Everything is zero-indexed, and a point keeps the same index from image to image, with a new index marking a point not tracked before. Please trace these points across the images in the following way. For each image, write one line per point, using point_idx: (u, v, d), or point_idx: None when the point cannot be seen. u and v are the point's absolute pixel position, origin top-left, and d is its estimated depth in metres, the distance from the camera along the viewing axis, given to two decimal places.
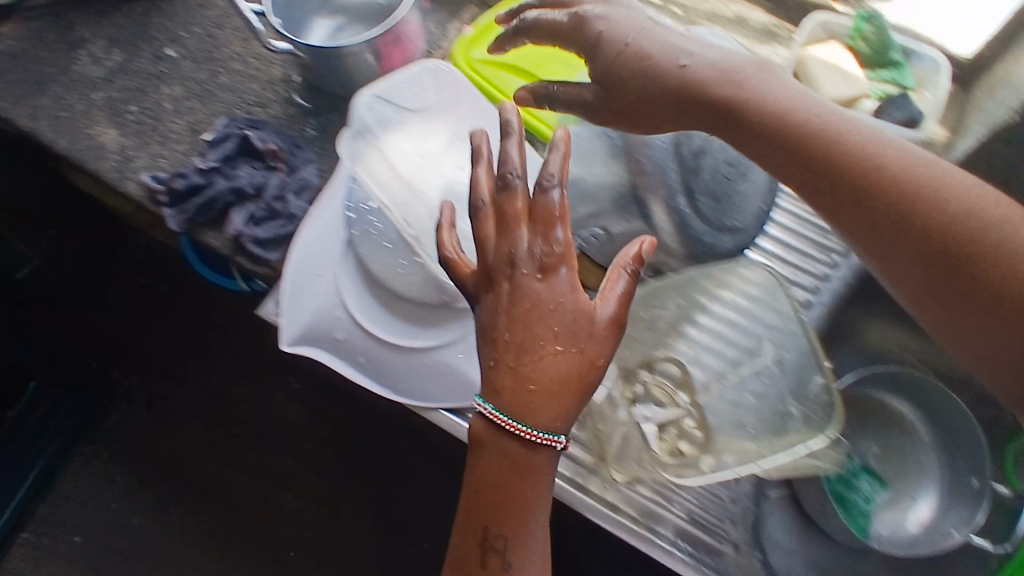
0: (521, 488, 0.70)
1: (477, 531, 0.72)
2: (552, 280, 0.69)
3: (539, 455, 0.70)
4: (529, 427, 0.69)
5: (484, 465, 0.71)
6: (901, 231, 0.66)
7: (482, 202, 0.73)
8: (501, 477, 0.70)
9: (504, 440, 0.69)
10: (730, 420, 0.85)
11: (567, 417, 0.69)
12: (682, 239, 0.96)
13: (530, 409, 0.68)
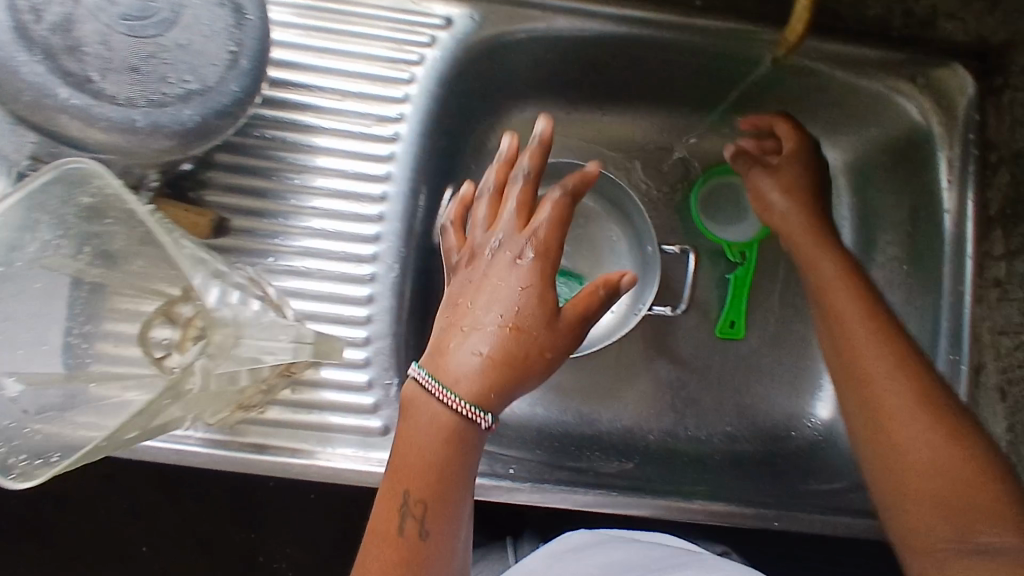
0: (436, 535, 0.50)
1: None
2: (494, 328, 0.50)
3: (453, 491, 0.51)
4: (445, 450, 0.50)
5: (383, 527, 0.50)
6: (870, 380, 0.57)
7: (485, 189, 0.58)
8: (382, 523, 0.50)
9: (413, 492, 0.50)
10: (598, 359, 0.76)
11: (464, 463, 0.51)
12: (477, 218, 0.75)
13: (421, 470, 0.50)
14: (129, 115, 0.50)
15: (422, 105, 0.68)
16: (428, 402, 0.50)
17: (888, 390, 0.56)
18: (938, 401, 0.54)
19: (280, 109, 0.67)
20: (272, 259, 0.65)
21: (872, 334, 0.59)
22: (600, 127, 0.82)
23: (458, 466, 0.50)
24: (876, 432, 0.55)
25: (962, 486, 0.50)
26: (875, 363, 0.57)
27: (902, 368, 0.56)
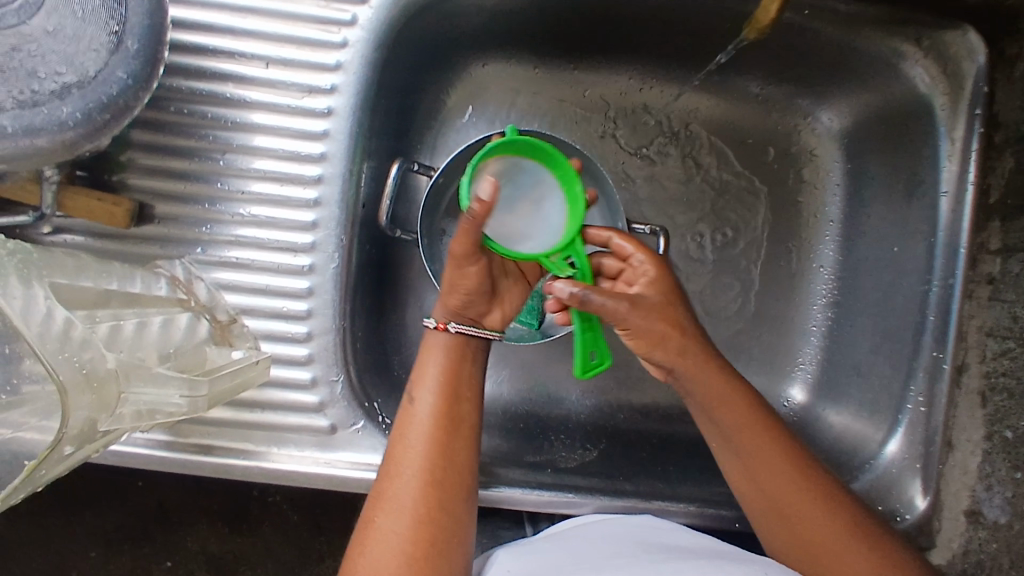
0: (453, 442, 0.55)
1: (422, 515, 0.52)
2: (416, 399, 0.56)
3: (462, 403, 0.56)
4: (457, 350, 0.57)
5: (397, 448, 0.54)
6: (772, 453, 0.57)
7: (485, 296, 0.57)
8: (415, 437, 0.54)
9: (425, 395, 0.56)
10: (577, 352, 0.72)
11: (476, 370, 0.58)
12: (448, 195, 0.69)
13: (432, 382, 0.56)
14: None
15: (358, 73, 0.61)
16: (431, 336, 0.58)
17: (785, 452, 0.57)
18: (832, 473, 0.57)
19: (199, 81, 0.59)
20: (201, 249, 0.60)
21: (756, 390, 0.59)
22: (574, 85, 0.75)
23: (467, 366, 0.58)
24: (770, 494, 0.55)
25: (855, 533, 0.53)
26: (774, 431, 0.58)
27: (792, 435, 0.58)
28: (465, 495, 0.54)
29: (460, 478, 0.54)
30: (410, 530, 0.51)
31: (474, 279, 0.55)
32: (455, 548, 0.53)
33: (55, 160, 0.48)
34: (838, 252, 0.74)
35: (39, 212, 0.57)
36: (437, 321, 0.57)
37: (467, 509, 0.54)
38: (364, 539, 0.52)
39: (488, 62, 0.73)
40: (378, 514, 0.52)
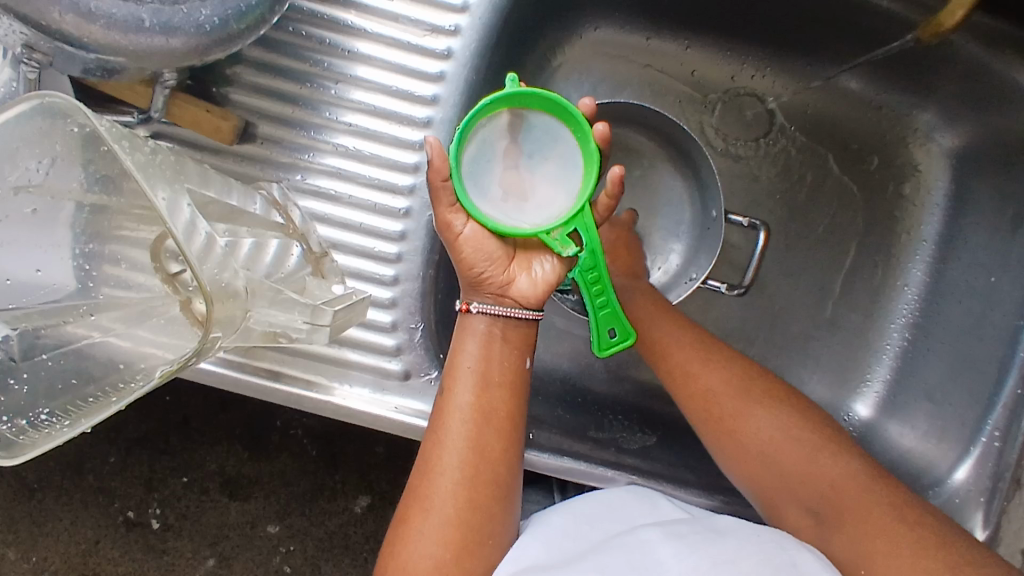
0: (487, 435, 0.56)
1: (458, 512, 0.54)
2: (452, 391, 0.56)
3: (498, 396, 0.57)
4: (492, 343, 0.58)
5: (433, 439, 0.56)
6: (713, 403, 0.60)
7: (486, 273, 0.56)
8: (451, 433, 0.56)
9: (460, 389, 0.56)
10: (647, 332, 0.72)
11: (511, 357, 0.58)
12: None
13: (466, 376, 0.56)
14: (135, 14, 0.42)
15: (482, 19, 0.59)
16: (470, 323, 0.58)
17: (729, 404, 0.60)
18: (800, 410, 0.59)
19: (321, 3, 0.58)
20: (299, 176, 0.59)
21: (696, 353, 0.62)
22: (683, 62, 0.73)
23: (501, 354, 0.57)
24: (726, 442, 0.59)
25: (820, 466, 0.56)
26: (719, 389, 0.60)
27: (728, 384, 0.61)
28: (501, 485, 0.56)
29: (493, 470, 0.55)
30: (445, 529, 0.54)
31: (469, 248, 0.55)
32: (493, 533, 0.55)
33: (188, 61, 0.46)
34: (927, 273, 0.72)
35: (144, 114, 0.56)
36: (461, 303, 0.58)
37: (506, 495, 0.56)
38: (404, 531, 0.55)
39: (601, 28, 0.71)
40: (419, 506, 0.55)
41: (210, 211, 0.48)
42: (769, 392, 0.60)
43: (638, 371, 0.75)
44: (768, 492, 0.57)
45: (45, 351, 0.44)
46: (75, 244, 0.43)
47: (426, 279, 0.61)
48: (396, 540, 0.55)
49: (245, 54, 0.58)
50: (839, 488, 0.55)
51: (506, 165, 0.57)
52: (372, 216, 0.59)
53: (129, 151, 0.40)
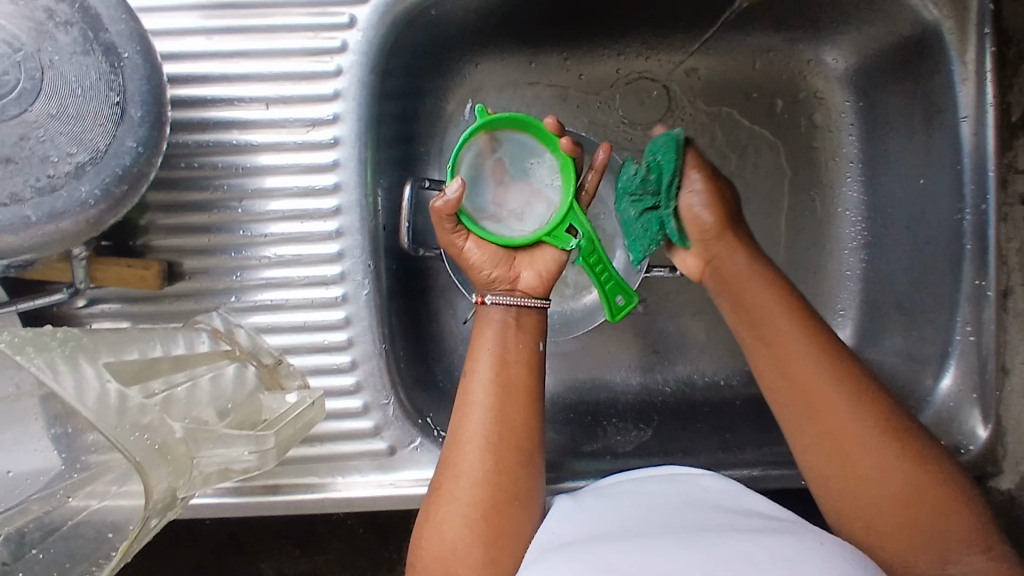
0: (513, 405, 0.54)
1: (488, 478, 0.52)
2: (477, 362, 0.56)
3: (521, 364, 0.56)
4: (512, 316, 0.57)
5: (461, 411, 0.55)
6: (814, 408, 0.53)
7: (485, 269, 0.57)
8: (475, 404, 0.54)
9: (480, 362, 0.56)
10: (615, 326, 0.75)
11: (529, 331, 0.57)
12: None
13: (486, 349, 0.56)
14: (21, 214, 0.45)
15: (358, 99, 0.60)
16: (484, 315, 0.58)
17: (835, 411, 0.53)
18: (909, 437, 0.52)
19: (204, 131, 0.60)
20: (235, 297, 0.61)
21: (797, 348, 0.55)
22: (567, 69, 0.74)
23: (519, 333, 0.57)
24: (830, 449, 0.52)
25: (905, 497, 0.50)
26: (831, 387, 0.53)
27: (841, 392, 0.53)
28: (532, 450, 0.54)
29: (525, 437, 0.54)
30: (475, 494, 0.52)
31: (475, 257, 0.57)
32: (525, 498, 0.53)
33: (82, 240, 0.48)
34: (862, 192, 0.73)
35: (72, 287, 0.58)
36: (477, 297, 0.58)
37: (536, 463, 0.54)
38: (437, 497, 0.53)
39: (483, 62, 0.72)
40: (449, 473, 0.53)
41: (160, 368, 0.51)
42: (885, 417, 0.52)
43: (621, 370, 0.76)
44: (846, 505, 0.52)
45: (34, 545, 0.45)
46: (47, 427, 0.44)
47: (384, 355, 0.62)
48: (429, 509, 0.53)
49: (151, 200, 0.60)
50: (911, 521, 0.50)
51: (497, 183, 0.61)
52: (314, 314, 0.62)
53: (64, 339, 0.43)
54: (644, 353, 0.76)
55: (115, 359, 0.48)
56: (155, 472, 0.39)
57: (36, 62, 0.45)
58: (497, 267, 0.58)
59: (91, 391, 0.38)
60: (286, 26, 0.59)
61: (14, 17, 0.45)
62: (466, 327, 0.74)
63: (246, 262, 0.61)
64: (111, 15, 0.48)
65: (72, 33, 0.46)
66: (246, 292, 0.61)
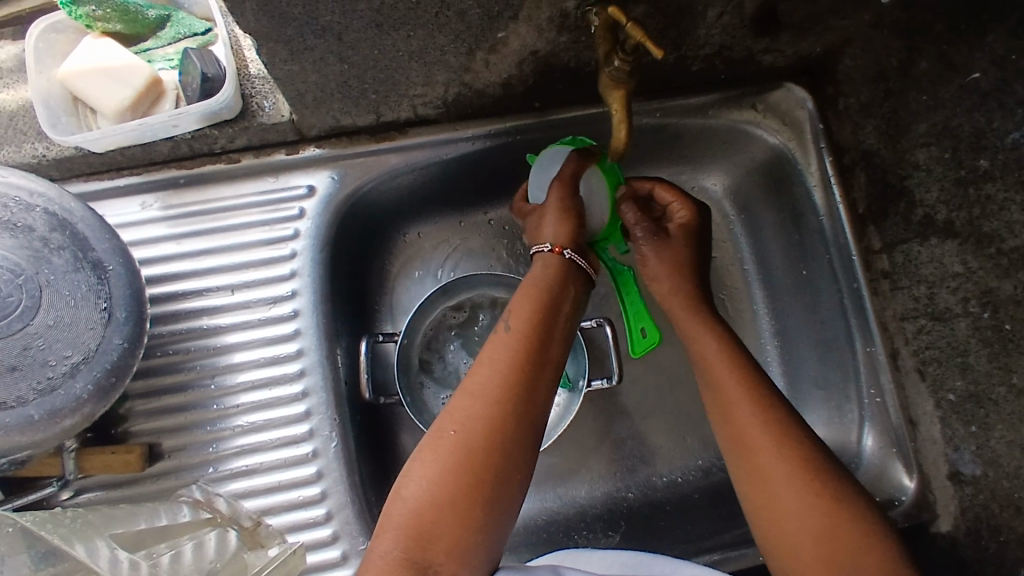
0: (541, 371, 0.54)
1: (497, 433, 0.50)
2: (501, 325, 0.56)
3: (551, 339, 0.56)
4: (550, 286, 0.59)
5: (485, 361, 0.54)
6: (754, 453, 0.55)
7: (561, 225, 0.62)
8: (496, 358, 0.53)
9: (515, 321, 0.56)
10: (571, 444, 0.81)
11: (562, 305, 0.58)
12: (420, 345, 0.77)
13: (522, 311, 0.56)
14: (25, 413, 0.52)
15: (313, 274, 0.69)
16: (547, 261, 0.60)
17: (774, 468, 0.54)
18: (835, 480, 0.53)
19: (177, 322, 0.67)
20: (212, 468, 0.66)
21: (738, 386, 0.58)
22: None
23: (558, 310, 0.58)
24: (752, 478, 0.55)
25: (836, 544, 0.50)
26: (758, 427, 0.56)
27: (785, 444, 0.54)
28: (539, 426, 0.53)
29: (541, 409, 0.53)
30: (479, 444, 0.50)
31: (580, 212, 0.64)
32: (523, 472, 0.51)
33: (79, 430, 0.54)
34: (764, 287, 0.81)
35: (62, 479, 0.63)
36: (553, 245, 0.61)
37: (538, 439, 0.53)
38: (426, 449, 0.51)
39: (421, 228, 0.80)
40: (445, 427, 0.51)
41: (145, 540, 0.57)
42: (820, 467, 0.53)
43: (585, 484, 0.79)
44: (780, 548, 0.52)
45: None
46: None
47: (356, 502, 0.67)
48: (418, 456, 0.51)
49: (132, 391, 0.66)
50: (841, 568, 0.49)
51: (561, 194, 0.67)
52: (286, 471, 0.66)
53: (54, 529, 0.52)
54: (603, 464, 0.80)
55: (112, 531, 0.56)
56: None
57: (35, 283, 0.54)
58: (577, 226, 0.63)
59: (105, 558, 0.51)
60: (245, 224, 0.69)
61: (15, 249, 0.54)
62: None
63: (219, 433, 0.66)
64: (97, 236, 0.56)
65: (64, 256, 0.55)
66: (222, 461, 0.66)
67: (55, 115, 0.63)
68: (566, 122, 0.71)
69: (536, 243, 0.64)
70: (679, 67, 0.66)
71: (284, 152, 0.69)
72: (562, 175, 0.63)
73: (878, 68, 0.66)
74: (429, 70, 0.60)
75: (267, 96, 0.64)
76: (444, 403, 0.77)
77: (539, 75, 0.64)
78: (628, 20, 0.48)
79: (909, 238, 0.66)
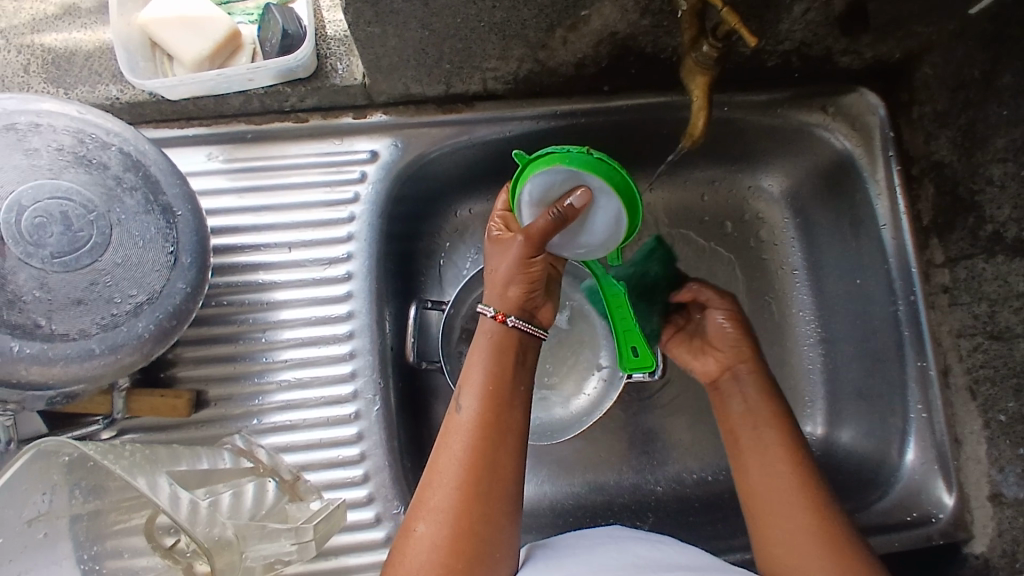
0: (495, 447, 0.56)
1: (464, 517, 0.54)
2: (453, 412, 0.58)
3: (506, 412, 0.58)
4: (502, 356, 0.59)
5: (443, 449, 0.57)
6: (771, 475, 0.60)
7: (501, 290, 0.59)
8: (452, 448, 0.56)
9: (469, 401, 0.58)
10: (605, 431, 0.81)
11: (516, 375, 0.59)
12: (466, 315, 0.78)
13: (474, 390, 0.58)
14: (86, 346, 0.52)
15: (369, 239, 0.70)
16: (484, 330, 0.60)
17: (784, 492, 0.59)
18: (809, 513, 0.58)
19: (233, 274, 0.68)
20: (256, 420, 0.67)
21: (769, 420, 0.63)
22: None
23: (514, 382, 0.59)
24: (759, 503, 0.60)
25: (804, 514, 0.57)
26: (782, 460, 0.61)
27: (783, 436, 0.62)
28: (504, 505, 0.56)
29: (504, 484, 0.56)
30: (449, 529, 0.54)
31: (536, 274, 0.59)
32: (498, 546, 0.55)
33: (138, 365, 0.55)
34: (812, 294, 0.80)
35: (110, 417, 0.64)
36: (496, 312, 0.59)
37: (509, 509, 0.56)
38: (403, 543, 0.55)
39: (473, 205, 0.80)
40: (417, 522, 0.55)
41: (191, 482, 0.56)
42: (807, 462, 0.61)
43: (615, 474, 0.79)
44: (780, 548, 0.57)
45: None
46: (80, 550, 0.50)
47: (393, 466, 0.67)
48: (398, 549, 0.55)
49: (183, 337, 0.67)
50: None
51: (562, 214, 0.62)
52: (328, 429, 0.67)
53: (116, 459, 0.50)
54: (635, 455, 0.80)
55: (171, 468, 0.56)
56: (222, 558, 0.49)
57: (106, 221, 0.54)
58: (528, 289, 0.60)
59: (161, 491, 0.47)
60: (306, 184, 0.69)
61: (90, 185, 0.54)
62: None
63: (265, 385, 0.68)
64: (168, 181, 0.57)
65: (136, 197, 0.56)
66: (266, 413, 0.67)
67: (133, 60, 0.63)
68: (632, 109, 0.70)
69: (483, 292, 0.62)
70: (754, 61, 0.66)
71: (351, 115, 0.69)
72: (528, 229, 0.59)
73: (958, 79, 0.65)
74: (506, 43, 0.60)
75: (342, 58, 0.65)
76: None
77: (614, 57, 0.64)
78: (723, 5, 0.47)
79: (975, 254, 0.66)
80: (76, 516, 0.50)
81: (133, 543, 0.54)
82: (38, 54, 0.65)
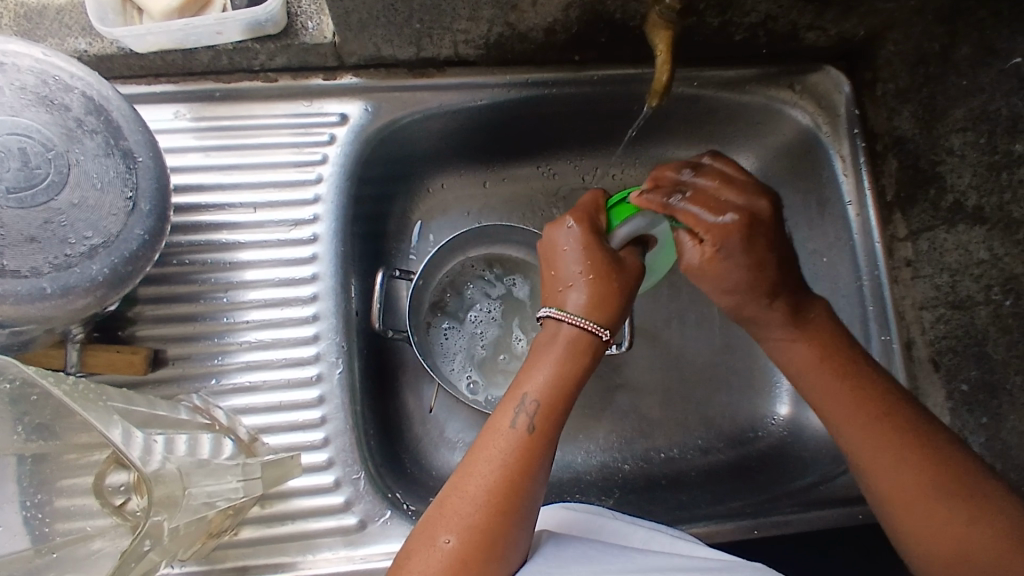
0: (535, 468, 0.52)
1: (490, 539, 0.49)
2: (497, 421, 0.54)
3: (555, 433, 0.54)
4: (564, 367, 0.54)
5: (478, 459, 0.53)
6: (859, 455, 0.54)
7: (617, 313, 0.55)
8: (494, 460, 0.52)
9: (520, 414, 0.53)
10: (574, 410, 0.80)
11: (573, 394, 0.55)
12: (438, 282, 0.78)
13: (529, 402, 0.54)
14: (38, 285, 0.51)
15: (337, 201, 0.69)
16: (579, 344, 0.54)
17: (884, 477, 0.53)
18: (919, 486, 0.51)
19: (195, 233, 0.67)
20: (215, 380, 0.66)
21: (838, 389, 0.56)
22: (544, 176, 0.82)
23: (569, 400, 0.55)
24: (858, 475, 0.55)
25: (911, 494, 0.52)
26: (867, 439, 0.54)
27: (851, 399, 0.55)
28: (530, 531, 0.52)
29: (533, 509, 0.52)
30: (471, 548, 0.49)
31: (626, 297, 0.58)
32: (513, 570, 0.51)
33: (91, 309, 0.54)
34: None
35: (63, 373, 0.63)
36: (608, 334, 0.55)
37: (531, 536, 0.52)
38: (418, 553, 0.50)
39: (445, 179, 0.80)
40: (439, 534, 0.50)
41: (155, 423, 0.56)
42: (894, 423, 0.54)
43: (582, 452, 0.79)
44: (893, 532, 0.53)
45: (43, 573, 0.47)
46: (24, 497, 0.49)
47: (355, 431, 0.66)
48: (410, 556, 0.50)
49: (142, 295, 0.66)
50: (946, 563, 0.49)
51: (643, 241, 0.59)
52: (288, 392, 0.66)
53: (56, 383, 0.48)
54: (603, 433, 0.80)
55: (131, 410, 0.55)
56: (162, 491, 0.47)
57: (64, 160, 0.53)
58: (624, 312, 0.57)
59: (105, 424, 0.47)
60: (275, 144, 0.69)
61: (50, 124, 0.53)
62: (433, 415, 0.76)
63: (225, 346, 0.66)
64: (131, 127, 0.56)
65: (97, 140, 0.55)
66: (224, 373, 0.66)
67: (103, 10, 0.63)
68: (601, 80, 0.71)
69: (583, 306, 0.54)
70: (721, 33, 0.67)
71: (322, 77, 0.69)
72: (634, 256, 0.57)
73: (919, 53, 0.65)
74: (477, 3, 0.61)
75: (313, 17, 0.65)
76: (449, 334, 0.78)
77: (583, 23, 0.64)
78: None
79: (936, 225, 0.66)
80: (21, 457, 0.49)
81: (82, 502, 0.52)
82: (7, 5, 0.65)
